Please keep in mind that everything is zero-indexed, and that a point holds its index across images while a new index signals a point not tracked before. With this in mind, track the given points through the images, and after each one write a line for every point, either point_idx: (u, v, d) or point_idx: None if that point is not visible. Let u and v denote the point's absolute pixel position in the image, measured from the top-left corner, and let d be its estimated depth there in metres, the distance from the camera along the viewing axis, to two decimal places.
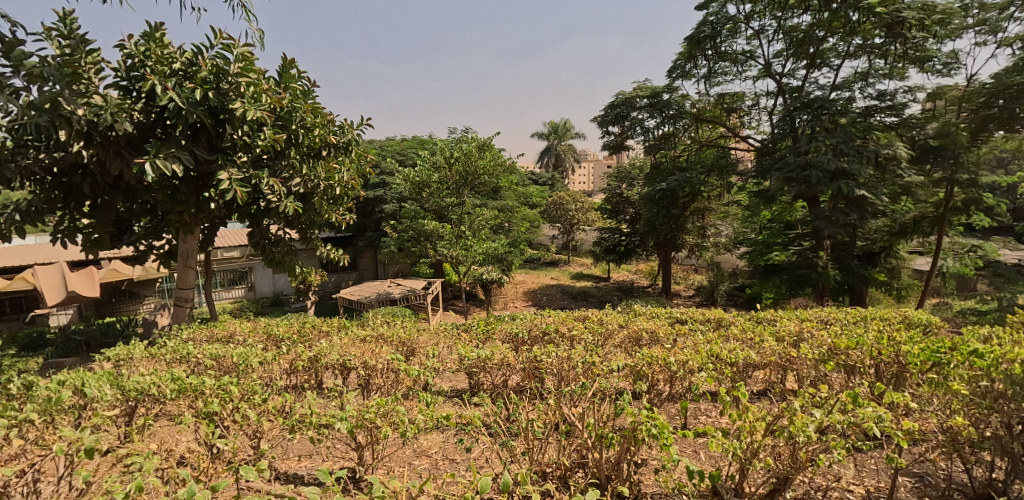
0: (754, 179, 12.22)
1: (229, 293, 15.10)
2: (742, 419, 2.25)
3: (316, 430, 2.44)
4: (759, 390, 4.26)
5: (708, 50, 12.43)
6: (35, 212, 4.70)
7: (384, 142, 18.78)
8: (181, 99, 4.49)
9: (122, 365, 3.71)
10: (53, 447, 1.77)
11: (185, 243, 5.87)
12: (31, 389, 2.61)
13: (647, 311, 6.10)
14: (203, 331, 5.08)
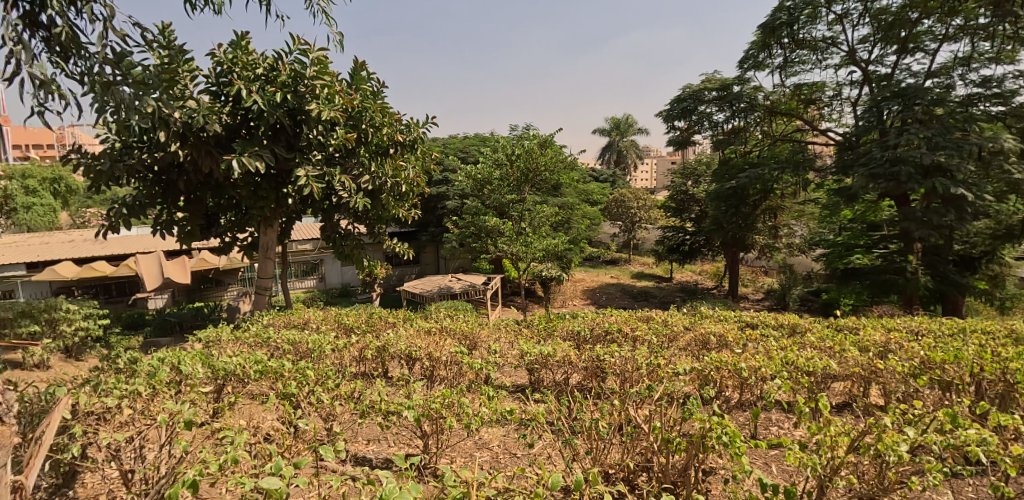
0: (834, 176, 11.35)
1: (303, 284, 16.16)
2: (822, 433, 2.09)
3: (383, 416, 2.59)
4: (839, 403, 3.97)
5: (784, 38, 11.74)
6: (139, 206, 5.31)
7: (447, 141, 19.32)
8: (264, 101, 4.84)
9: (213, 346, 4.07)
10: (158, 417, 1.97)
11: (266, 236, 6.31)
12: (137, 364, 2.91)
13: (715, 314, 5.86)
14: (280, 317, 5.47)
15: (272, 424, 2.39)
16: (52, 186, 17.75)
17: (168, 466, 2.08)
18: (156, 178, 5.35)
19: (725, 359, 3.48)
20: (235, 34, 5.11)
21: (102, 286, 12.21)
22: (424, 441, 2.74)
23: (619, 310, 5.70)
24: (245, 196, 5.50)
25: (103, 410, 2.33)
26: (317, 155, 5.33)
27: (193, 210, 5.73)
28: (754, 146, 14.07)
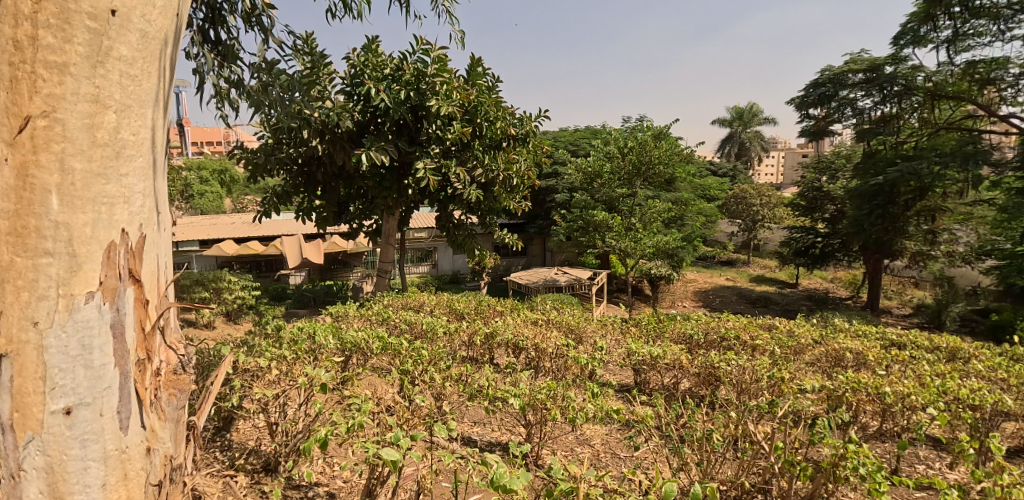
0: (1017, 172, 9.42)
1: (417, 269, 17.53)
2: (988, 480, 1.77)
3: (490, 401, 2.72)
4: (1015, 447, 3.35)
5: (954, 7, 10.00)
6: (286, 194, 6.45)
7: (558, 134, 19.79)
8: (390, 99, 5.62)
9: (342, 320, 4.56)
10: (300, 380, 2.26)
11: (388, 223, 7.22)
12: (280, 331, 3.35)
13: (850, 328, 5.21)
14: (399, 299, 5.95)
15: (392, 397, 2.63)
16: (219, 176, 21.05)
17: (305, 424, 2.43)
18: (300, 169, 6.46)
19: (865, 381, 3.09)
20: (367, 40, 6.01)
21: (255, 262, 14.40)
22: (528, 428, 2.90)
23: (737, 315, 5.35)
24: (372, 186, 6.35)
25: (257, 368, 2.75)
26: (434, 149, 6.00)
27: (328, 199, 6.76)
28: (909, 135, 12.36)
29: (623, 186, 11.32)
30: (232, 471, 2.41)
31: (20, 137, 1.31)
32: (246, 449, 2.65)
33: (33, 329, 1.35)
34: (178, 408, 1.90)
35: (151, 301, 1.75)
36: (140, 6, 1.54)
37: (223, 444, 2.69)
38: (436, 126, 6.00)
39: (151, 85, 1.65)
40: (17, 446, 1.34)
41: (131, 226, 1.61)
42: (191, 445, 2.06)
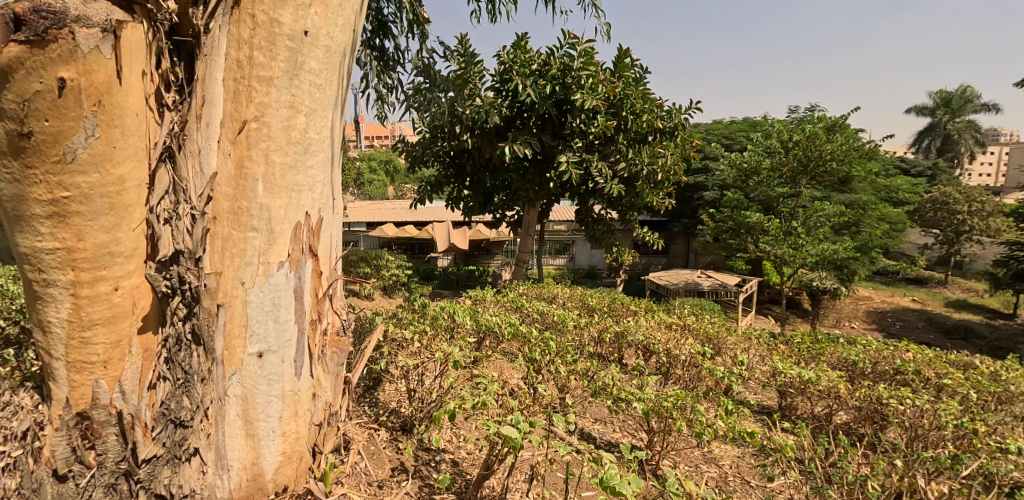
0: None
1: (554, 261, 18.58)
2: None
3: (614, 400, 2.81)
4: None
5: None
6: (437, 184, 7.27)
7: (711, 126, 18.64)
8: (536, 94, 5.98)
9: (479, 304, 4.94)
10: (437, 355, 2.52)
11: (529, 215, 7.81)
12: (423, 306, 3.74)
13: None
14: (534, 289, 6.22)
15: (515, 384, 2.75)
16: (385, 166, 24.09)
17: (436, 394, 2.76)
18: (452, 161, 7.20)
19: None
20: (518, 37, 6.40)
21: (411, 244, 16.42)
22: (648, 434, 2.88)
23: (921, 346, 4.42)
24: (516, 179, 6.77)
25: (402, 338, 3.12)
26: (577, 143, 6.24)
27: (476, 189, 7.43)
28: None
29: (785, 184, 10.22)
30: (377, 425, 2.80)
31: (244, 136, 1.89)
32: (387, 408, 3.03)
33: (242, 286, 1.90)
34: (339, 364, 2.29)
35: (323, 271, 2.17)
36: (325, 27, 2.00)
37: (371, 400, 3.12)
38: (580, 120, 6.17)
39: (331, 92, 2.10)
40: (226, 375, 1.93)
41: (313, 209, 2.07)
42: (347, 395, 2.48)
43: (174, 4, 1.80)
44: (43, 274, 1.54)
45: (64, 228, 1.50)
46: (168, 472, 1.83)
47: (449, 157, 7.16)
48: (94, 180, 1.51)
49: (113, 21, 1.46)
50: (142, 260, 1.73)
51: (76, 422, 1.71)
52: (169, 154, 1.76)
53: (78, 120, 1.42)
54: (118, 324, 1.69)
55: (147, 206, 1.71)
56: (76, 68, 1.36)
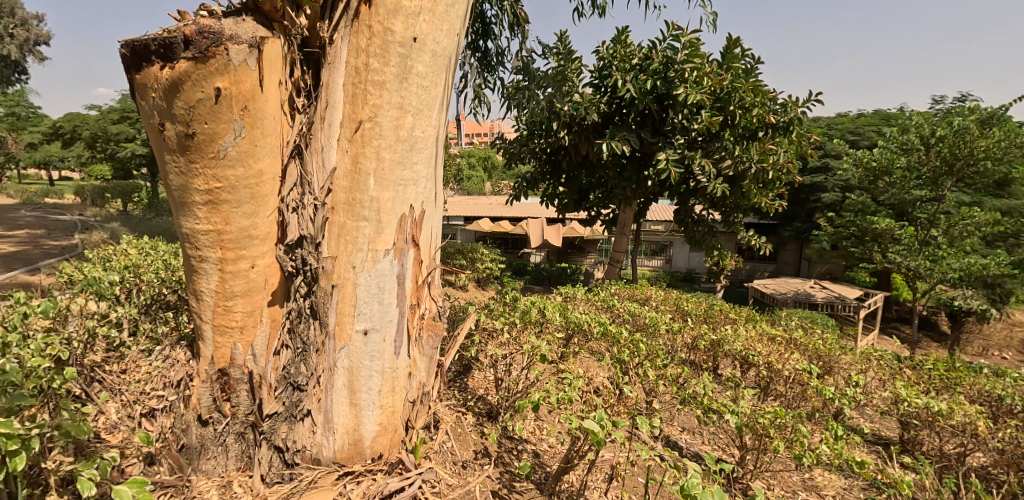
0: None
1: (650, 262, 18.20)
2: None
3: (703, 409, 2.90)
4: None
5: None
6: (534, 181, 7.55)
7: (833, 120, 16.71)
8: (636, 89, 5.81)
9: (571, 300, 5.02)
10: (525, 348, 2.76)
11: (624, 214, 7.62)
12: (516, 301, 3.88)
13: None
14: (627, 289, 6.15)
15: (602, 382, 2.90)
16: (484, 162, 24.80)
17: (523, 385, 2.97)
18: (548, 158, 7.30)
19: None
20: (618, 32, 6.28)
21: (506, 239, 17.04)
22: (740, 452, 2.70)
23: None
24: (613, 176, 6.75)
25: (493, 329, 3.29)
26: (678, 140, 6.06)
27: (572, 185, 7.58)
28: None
29: (924, 187, 8.95)
30: (465, 409, 2.98)
31: (359, 135, 2.09)
32: (475, 394, 3.22)
33: (353, 269, 2.10)
34: (433, 348, 2.43)
35: (423, 260, 2.32)
36: (432, 33, 2.15)
37: (461, 384, 3.31)
38: (681, 115, 5.98)
39: (437, 93, 2.24)
40: (336, 348, 2.17)
41: (417, 202, 2.22)
42: (439, 378, 2.65)
43: (305, 20, 2.07)
44: (204, 253, 2.03)
45: (217, 213, 1.96)
46: (285, 428, 2.18)
47: (545, 155, 7.26)
48: (239, 172, 1.93)
49: (257, 37, 1.85)
50: (274, 243, 2.14)
51: (217, 378, 2.17)
52: (296, 152, 2.11)
53: (229, 122, 1.83)
54: (253, 296, 2.13)
55: (279, 197, 2.11)
56: (230, 79, 1.77)
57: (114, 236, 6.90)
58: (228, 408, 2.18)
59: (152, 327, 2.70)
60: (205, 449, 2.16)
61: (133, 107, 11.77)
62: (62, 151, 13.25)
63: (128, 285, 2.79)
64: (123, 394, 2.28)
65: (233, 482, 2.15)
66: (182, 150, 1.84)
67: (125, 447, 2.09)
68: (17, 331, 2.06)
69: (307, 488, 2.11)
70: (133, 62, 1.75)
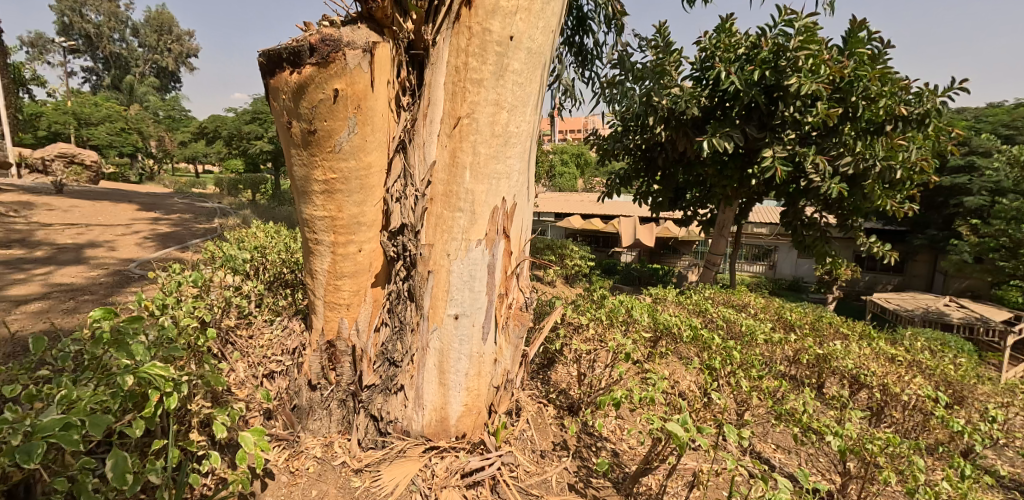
0: None
1: (751, 267, 17.11)
2: None
3: (804, 429, 2.73)
4: None
5: None
6: (627, 178, 7.51)
7: (983, 110, 14.30)
8: (741, 81, 5.50)
9: (661, 302, 4.98)
10: (610, 346, 2.86)
11: (724, 215, 7.48)
12: (605, 300, 4.15)
13: None
14: (722, 295, 5.95)
15: (688, 386, 3.01)
16: (575, 160, 24.62)
17: (605, 382, 3.00)
18: (643, 155, 7.15)
19: None
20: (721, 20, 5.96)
21: (597, 237, 17.00)
22: (842, 479, 2.51)
23: None
24: (712, 174, 6.48)
25: (578, 324, 3.45)
26: (789, 135, 5.68)
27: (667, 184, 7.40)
28: None
29: None
30: (546, 401, 3.06)
31: (457, 131, 2.22)
32: (557, 387, 3.29)
33: (448, 257, 2.25)
34: (519, 337, 2.52)
35: (514, 251, 2.41)
36: (528, 31, 2.21)
37: (544, 377, 3.40)
38: (792, 108, 5.54)
39: (532, 90, 2.31)
40: (428, 329, 2.33)
41: (510, 195, 2.31)
42: (523, 367, 2.75)
43: (411, 24, 2.24)
44: (320, 236, 2.28)
45: (332, 201, 2.19)
46: (381, 399, 2.41)
47: (639, 151, 7.11)
48: (352, 164, 2.14)
49: (370, 43, 2.04)
50: (378, 230, 2.36)
51: (326, 348, 2.44)
52: (401, 147, 2.29)
53: (344, 120, 2.04)
54: (359, 277, 2.35)
55: (385, 188, 2.32)
56: (347, 81, 1.97)
57: (248, 222, 7.97)
58: (334, 376, 2.47)
59: (273, 300, 3.08)
60: (313, 410, 2.46)
61: (262, 109, 13.40)
62: (208, 149, 15.49)
63: (258, 263, 3.20)
64: (250, 355, 2.63)
65: (334, 442, 2.44)
66: (305, 145, 2.09)
67: (248, 402, 2.43)
68: (172, 297, 2.47)
69: (397, 456, 2.33)
70: (268, 68, 2.01)
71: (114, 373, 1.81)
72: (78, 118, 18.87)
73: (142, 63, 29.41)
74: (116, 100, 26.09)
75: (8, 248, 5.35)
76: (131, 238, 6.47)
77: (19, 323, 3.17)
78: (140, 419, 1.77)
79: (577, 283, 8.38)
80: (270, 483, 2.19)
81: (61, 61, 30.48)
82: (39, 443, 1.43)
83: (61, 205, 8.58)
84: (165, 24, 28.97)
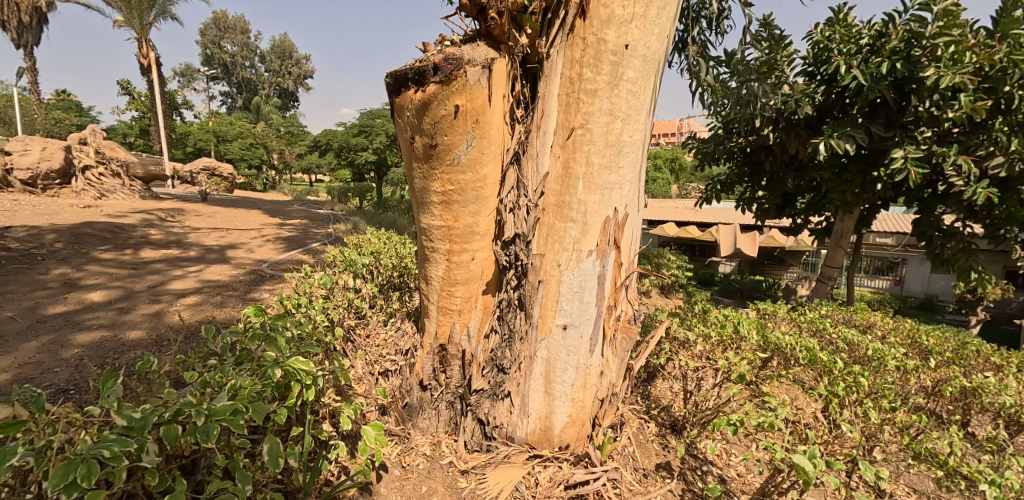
0: None
1: (874, 282, 15.33)
2: None
3: (948, 474, 2.38)
4: None
5: None
6: (729, 183, 7.08)
7: None
8: (865, 76, 4.91)
9: (771, 319, 4.64)
10: (723, 363, 2.70)
11: (841, 223, 6.82)
12: (713, 314, 4.00)
13: None
14: (841, 312, 5.38)
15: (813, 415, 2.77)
16: (669, 164, 23.53)
17: (713, 403, 2.83)
18: (747, 158, 6.66)
19: None
20: (834, 11, 5.40)
21: (690, 246, 16.22)
22: None
23: None
24: (828, 178, 5.98)
25: (685, 340, 3.35)
26: (924, 133, 5.00)
27: (774, 189, 6.87)
28: None
29: None
30: (647, 417, 2.96)
31: (570, 142, 2.23)
32: (659, 404, 3.16)
33: (559, 267, 2.27)
34: (626, 350, 2.48)
35: (623, 263, 2.38)
36: (644, 38, 2.16)
37: (645, 391, 3.28)
38: (929, 103, 4.84)
39: (645, 99, 2.25)
40: (536, 338, 2.35)
41: (621, 205, 2.29)
42: (626, 381, 2.69)
43: (527, 39, 2.25)
44: (437, 244, 2.41)
45: (449, 211, 2.31)
46: (488, 404, 2.47)
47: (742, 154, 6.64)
48: (468, 177, 2.23)
49: (489, 59, 2.10)
50: (490, 239, 2.44)
51: (438, 351, 2.58)
52: (515, 159, 2.34)
53: (462, 134, 2.13)
54: (471, 284, 2.46)
55: (497, 199, 2.39)
56: (466, 97, 2.05)
57: (356, 227, 8.67)
58: (444, 378, 2.58)
59: (386, 303, 3.30)
60: (422, 409, 2.60)
61: (367, 123, 14.50)
62: (320, 160, 17.13)
63: (373, 266, 3.46)
64: (368, 353, 2.83)
65: (442, 442, 2.55)
66: (426, 159, 2.22)
67: (367, 397, 2.62)
68: (306, 297, 2.74)
69: (501, 461, 2.37)
70: (394, 88, 2.16)
71: (264, 364, 2.03)
72: (218, 135, 21.91)
73: (268, 85, 33.38)
74: (247, 118, 29.88)
75: (172, 248, 6.35)
76: (260, 241, 7.33)
77: (183, 313, 3.73)
78: (285, 408, 1.95)
79: (673, 294, 8.06)
80: (385, 475, 2.33)
81: (205, 88, 35.60)
82: (214, 425, 1.62)
83: (206, 211, 10.00)
84: (286, 50, 32.64)
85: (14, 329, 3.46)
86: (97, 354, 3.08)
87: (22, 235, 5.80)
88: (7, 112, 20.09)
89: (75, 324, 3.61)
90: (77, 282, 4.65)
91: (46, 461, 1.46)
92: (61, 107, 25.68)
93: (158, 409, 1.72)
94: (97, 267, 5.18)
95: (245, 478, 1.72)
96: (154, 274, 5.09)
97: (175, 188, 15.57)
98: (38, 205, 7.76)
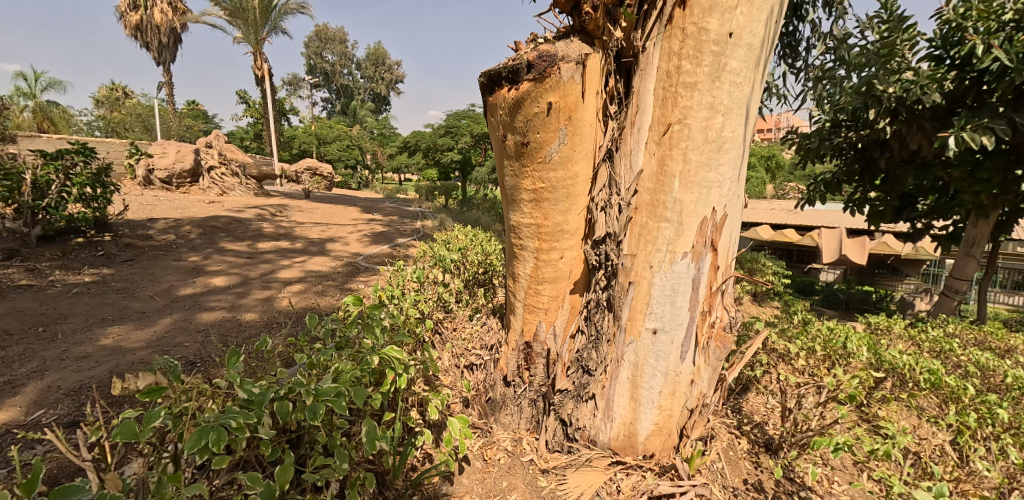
0: None
1: (1011, 299, 13.05)
2: None
3: None
4: None
5: None
6: (836, 182, 6.32)
7: None
8: (1009, 56, 4.15)
9: (887, 336, 4.13)
10: (829, 379, 2.43)
11: (974, 229, 5.92)
12: (817, 326, 3.63)
13: None
14: (971, 332, 4.63)
15: (941, 449, 2.41)
16: (765, 162, 21.85)
17: (816, 423, 2.55)
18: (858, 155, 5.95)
19: None
20: None
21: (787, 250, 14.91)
22: None
23: None
24: (958, 177, 5.19)
25: (785, 352, 3.11)
26: None
27: (889, 189, 6.09)
28: None
29: None
30: (739, 433, 2.75)
31: (667, 138, 2.13)
32: (752, 418, 2.94)
33: (650, 268, 2.19)
34: (719, 359, 2.33)
35: (720, 266, 2.23)
36: (750, 25, 2.00)
37: (736, 404, 3.06)
38: None
39: (750, 90, 2.09)
40: (623, 341, 2.28)
41: (720, 205, 2.15)
42: (718, 392, 2.53)
43: (621, 32, 2.21)
44: (526, 243, 2.43)
45: (539, 209, 2.31)
46: (572, 405, 2.45)
47: (852, 150, 5.93)
48: (559, 174, 2.22)
49: (583, 54, 2.07)
50: (580, 238, 2.42)
51: (523, 348, 2.60)
52: (608, 157, 2.30)
53: (555, 131, 2.11)
54: (559, 283, 2.46)
55: (588, 197, 2.36)
56: (559, 94, 2.04)
57: (441, 224, 9.03)
58: (527, 375, 2.61)
59: (471, 298, 3.41)
60: (505, 405, 2.64)
61: (452, 123, 14.98)
62: (408, 160, 18.07)
63: (460, 262, 3.59)
64: (455, 346, 2.92)
65: (523, 439, 2.57)
66: (518, 156, 2.24)
67: (452, 388, 2.71)
68: (399, 290, 2.88)
69: (582, 464, 2.32)
70: (488, 87, 2.20)
71: (362, 351, 2.17)
72: (319, 138, 23.98)
73: (362, 90, 35.82)
74: (344, 122, 32.44)
75: (280, 240, 7.04)
76: (354, 236, 7.88)
77: (290, 300, 4.13)
78: (380, 393, 2.08)
79: (765, 302, 7.46)
80: (467, 467, 2.39)
81: (309, 96, 39.19)
82: (320, 405, 1.75)
83: (307, 207, 10.98)
84: (379, 57, 34.91)
85: (155, 307, 4.04)
86: (220, 332, 3.49)
87: (162, 226, 6.76)
88: (150, 120, 23.40)
89: (201, 305, 4.13)
90: (204, 267, 5.33)
91: (181, 425, 1.65)
92: (191, 116, 29.60)
93: (272, 386, 1.88)
94: (219, 256, 5.88)
95: (342, 455, 1.82)
96: (265, 263, 5.69)
97: (281, 186, 17.28)
98: (173, 201, 8.97)
